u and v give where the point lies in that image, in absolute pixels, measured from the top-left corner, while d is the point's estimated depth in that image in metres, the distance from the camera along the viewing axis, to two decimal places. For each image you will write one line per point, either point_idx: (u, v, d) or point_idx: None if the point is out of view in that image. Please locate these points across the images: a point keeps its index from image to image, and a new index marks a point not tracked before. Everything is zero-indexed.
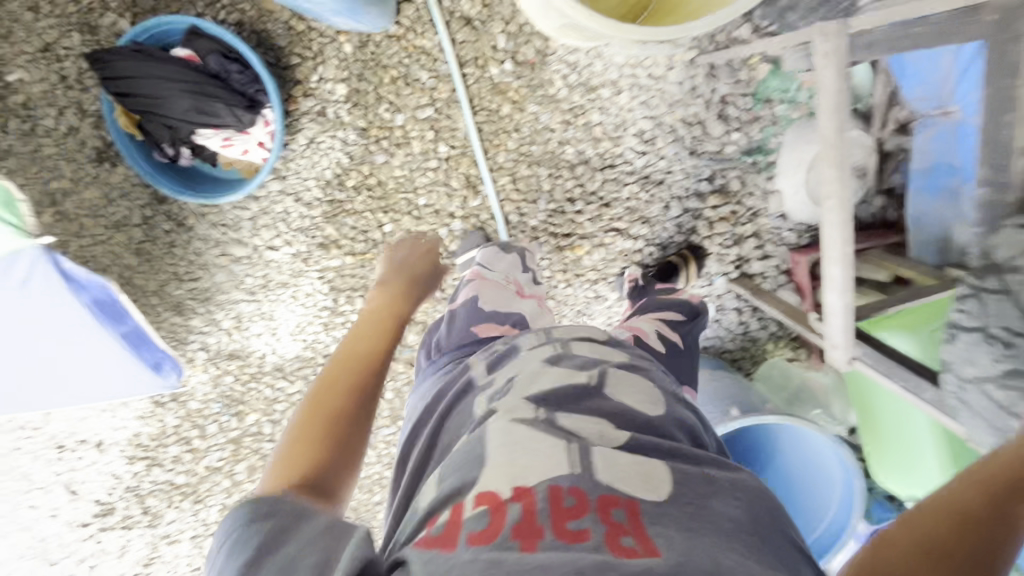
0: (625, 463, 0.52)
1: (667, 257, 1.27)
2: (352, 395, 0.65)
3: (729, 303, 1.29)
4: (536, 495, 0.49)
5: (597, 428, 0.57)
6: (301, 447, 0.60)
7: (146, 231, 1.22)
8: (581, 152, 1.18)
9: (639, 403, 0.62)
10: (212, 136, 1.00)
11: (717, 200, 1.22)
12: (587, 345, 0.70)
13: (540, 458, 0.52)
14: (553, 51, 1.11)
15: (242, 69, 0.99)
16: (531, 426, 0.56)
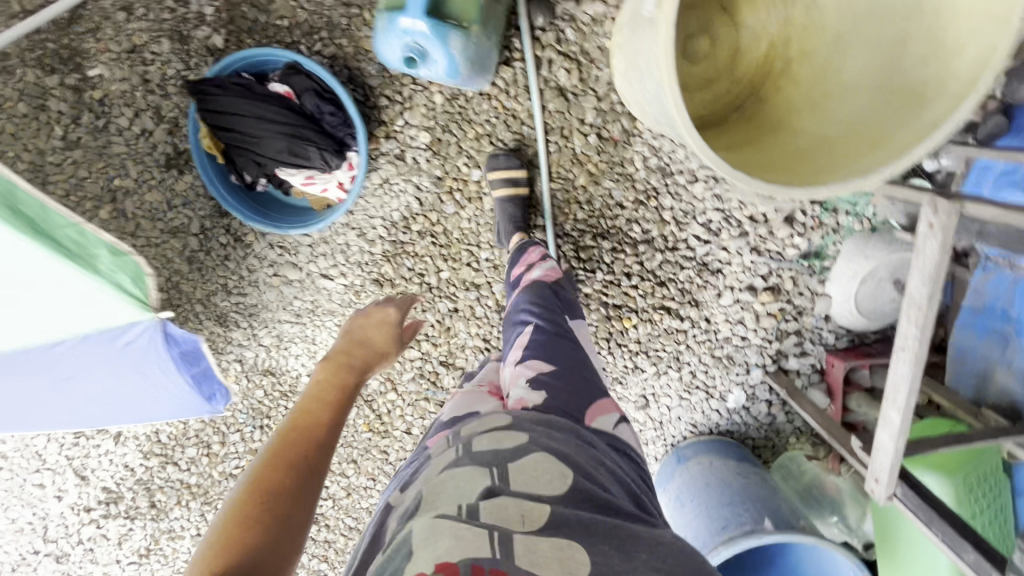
0: (545, 551, 0.53)
1: (709, 341, 1.29)
2: (289, 479, 0.59)
3: (761, 394, 1.32)
4: (456, 570, 0.48)
5: (522, 510, 0.57)
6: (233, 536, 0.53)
7: (201, 242, 1.20)
8: (646, 231, 1.20)
9: (546, 487, 0.61)
10: (296, 174, 0.99)
11: (768, 296, 1.25)
12: (474, 427, 0.71)
13: (465, 535, 0.52)
14: (638, 134, 1.12)
15: (335, 110, 0.98)
16: (452, 521, 0.55)
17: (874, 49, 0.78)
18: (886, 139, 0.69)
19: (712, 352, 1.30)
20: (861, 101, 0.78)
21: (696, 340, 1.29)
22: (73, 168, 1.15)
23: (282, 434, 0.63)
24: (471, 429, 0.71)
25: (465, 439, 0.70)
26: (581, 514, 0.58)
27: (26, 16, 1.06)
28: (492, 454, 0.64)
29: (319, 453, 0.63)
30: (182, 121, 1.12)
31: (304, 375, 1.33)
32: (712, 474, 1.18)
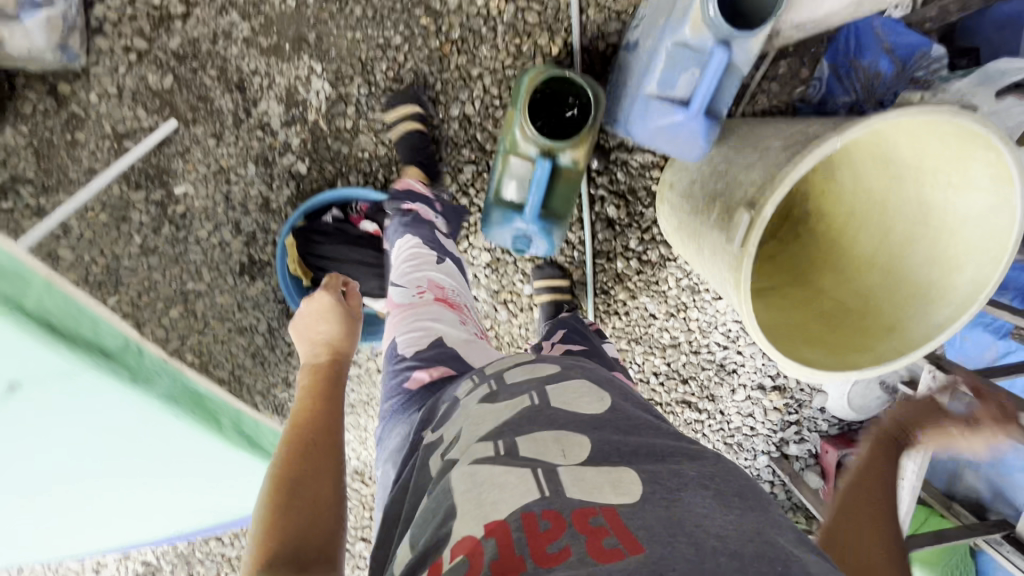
0: (590, 476, 0.53)
1: (722, 429, 1.47)
2: (304, 479, 0.64)
3: (765, 475, 1.50)
4: (509, 524, 0.48)
5: (558, 442, 0.58)
6: (268, 543, 0.58)
7: (267, 339, 1.29)
8: (674, 338, 1.36)
9: (582, 404, 0.65)
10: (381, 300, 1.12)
11: (775, 394, 1.42)
12: (510, 372, 0.73)
13: (506, 479, 0.53)
14: (673, 259, 1.27)
15: None
16: (491, 462, 0.56)
17: (885, 230, 0.95)
18: (897, 325, 0.87)
19: (724, 438, 1.48)
20: (872, 275, 0.96)
21: (710, 428, 1.47)
22: (147, 272, 1.21)
23: (283, 449, 0.68)
24: (505, 378, 0.72)
25: (499, 387, 0.71)
26: (614, 438, 0.59)
27: (117, 137, 1.12)
28: (510, 406, 0.65)
29: (326, 445, 0.69)
30: (259, 233, 1.20)
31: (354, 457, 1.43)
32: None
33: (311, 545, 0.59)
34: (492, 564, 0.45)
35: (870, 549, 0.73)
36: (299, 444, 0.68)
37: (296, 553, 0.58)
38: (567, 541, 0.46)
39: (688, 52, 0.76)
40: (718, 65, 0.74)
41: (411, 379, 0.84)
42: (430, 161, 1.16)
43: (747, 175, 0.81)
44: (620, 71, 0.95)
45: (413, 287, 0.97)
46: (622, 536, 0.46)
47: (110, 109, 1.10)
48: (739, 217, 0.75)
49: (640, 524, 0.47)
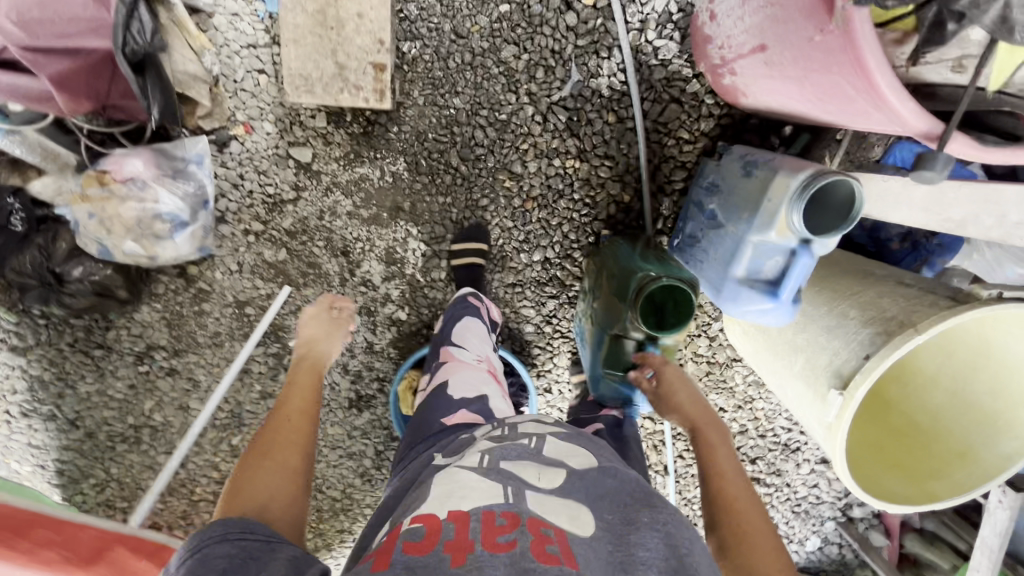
0: (554, 504, 0.64)
1: (790, 500, 1.58)
2: (276, 460, 0.79)
3: (833, 537, 1.62)
4: (470, 516, 0.60)
5: (540, 471, 0.70)
6: (230, 496, 0.72)
7: (374, 460, 1.41)
8: (742, 425, 1.47)
9: (581, 462, 0.73)
10: None
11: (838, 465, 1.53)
12: (522, 423, 0.82)
13: (473, 493, 0.64)
14: (739, 359, 1.39)
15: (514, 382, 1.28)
16: (480, 474, 0.68)
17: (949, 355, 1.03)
18: (968, 452, 0.98)
19: (792, 507, 1.59)
20: (937, 392, 1.05)
21: (779, 499, 1.58)
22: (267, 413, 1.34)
23: (261, 437, 0.83)
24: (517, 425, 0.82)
25: (510, 430, 0.80)
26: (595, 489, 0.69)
27: (239, 304, 1.25)
28: (518, 445, 0.75)
29: (290, 427, 0.84)
30: (365, 372, 1.33)
31: None
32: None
33: (278, 507, 0.72)
34: (448, 543, 0.57)
35: (760, 539, 0.71)
36: (272, 434, 0.83)
37: (258, 505, 0.71)
38: (516, 536, 0.57)
39: (773, 250, 0.87)
40: (802, 267, 0.85)
41: (445, 420, 0.89)
42: (515, 298, 1.28)
43: (829, 343, 0.91)
44: (698, 234, 1.07)
45: (473, 349, 1.08)
46: (563, 547, 0.57)
47: (233, 282, 1.23)
48: (830, 395, 0.85)
49: (585, 553, 0.58)
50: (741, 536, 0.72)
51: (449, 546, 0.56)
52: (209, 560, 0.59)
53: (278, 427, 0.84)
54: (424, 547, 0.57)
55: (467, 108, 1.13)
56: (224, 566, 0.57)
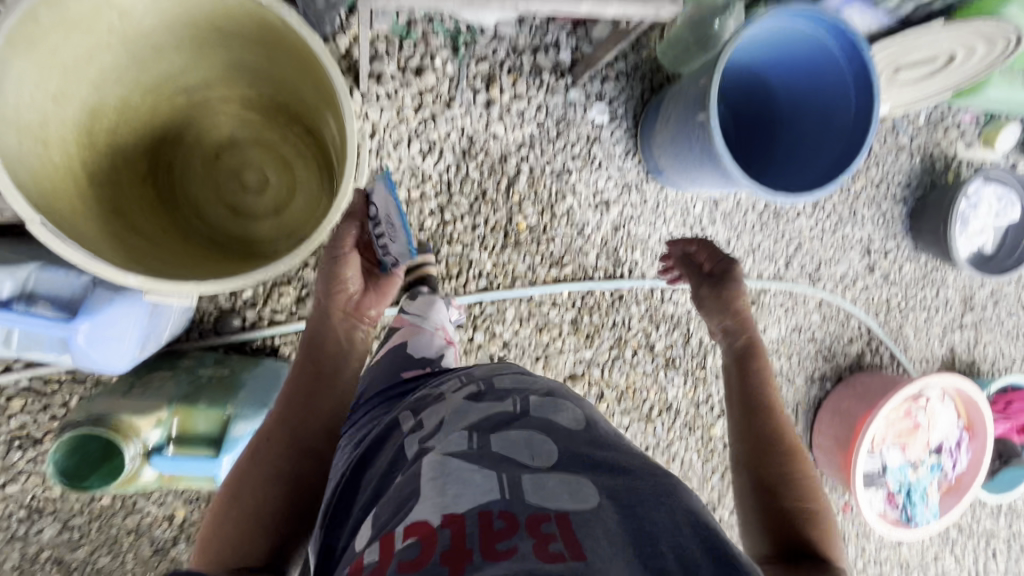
0: (551, 484, 0.59)
1: (551, 158, 1.32)
2: (276, 484, 0.75)
3: (599, 91, 1.32)
4: (469, 517, 0.55)
5: (566, 488, 0.59)
6: (209, 531, 0.74)
7: None
8: (437, 216, 1.26)
9: (575, 494, 0.58)
10: None
11: (506, 96, 1.26)
12: (538, 397, 0.75)
13: (553, 482, 0.59)
14: None
15: None
16: (462, 456, 0.64)
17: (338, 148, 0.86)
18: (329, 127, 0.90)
19: (554, 138, 1.31)
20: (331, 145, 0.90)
21: (537, 155, 1.31)
22: None
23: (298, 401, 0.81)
24: (495, 383, 0.80)
25: (521, 410, 0.72)
26: (587, 460, 0.63)
27: None
28: (499, 413, 0.72)
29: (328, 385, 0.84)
30: None
31: None
32: (670, 125, 1.17)
33: (262, 547, 0.72)
34: (445, 554, 0.52)
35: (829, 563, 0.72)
36: (270, 438, 0.79)
37: (240, 490, 0.75)
38: (513, 539, 0.52)
39: (68, 274, 0.75)
40: (98, 313, 0.73)
41: (401, 374, 0.94)
42: None
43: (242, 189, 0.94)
44: None
45: (421, 307, 1.14)
46: (566, 540, 0.52)
47: None
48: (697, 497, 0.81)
49: (588, 533, 0.53)
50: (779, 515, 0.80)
51: (445, 556, 0.51)
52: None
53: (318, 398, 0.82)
54: (423, 560, 0.52)
55: (18, 545, 1.09)
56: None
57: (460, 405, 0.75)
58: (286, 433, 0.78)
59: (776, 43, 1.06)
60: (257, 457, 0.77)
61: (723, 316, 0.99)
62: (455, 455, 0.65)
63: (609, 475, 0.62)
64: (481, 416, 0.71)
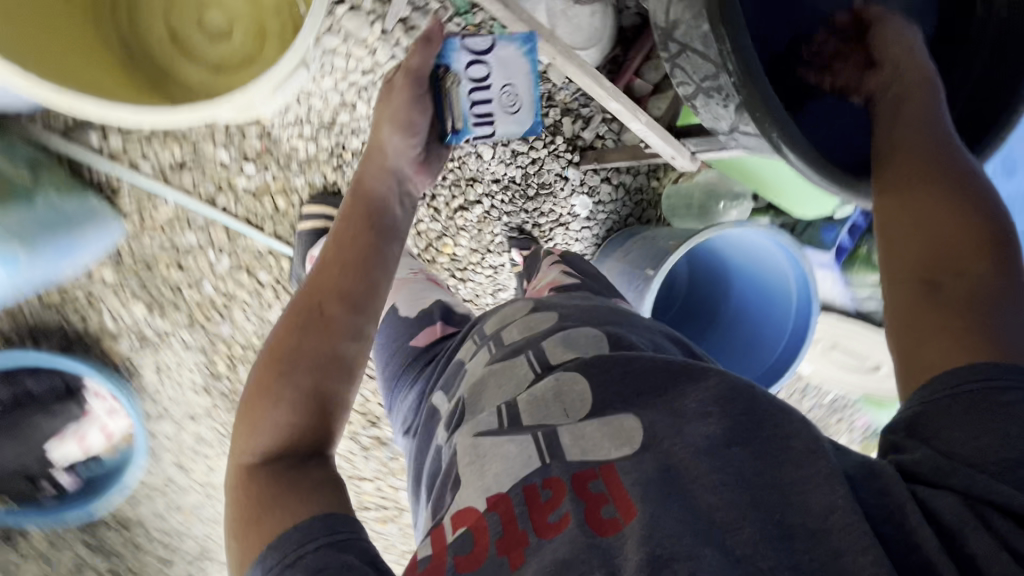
0: (593, 431, 0.53)
1: (511, 208, 1.24)
2: (295, 362, 0.63)
3: (594, 181, 1.25)
4: (514, 497, 0.50)
5: (604, 432, 0.53)
6: (253, 423, 0.60)
7: (105, 555, 1.17)
8: None
9: (613, 436, 0.53)
10: (64, 445, 0.99)
11: None
12: (551, 340, 0.66)
13: (589, 429, 0.53)
14: (272, 127, 1.05)
15: (33, 372, 0.95)
16: (495, 433, 0.55)
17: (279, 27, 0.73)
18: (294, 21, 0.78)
19: (528, 196, 1.24)
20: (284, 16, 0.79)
21: (504, 200, 1.23)
22: None
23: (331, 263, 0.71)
24: (503, 337, 0.71)
25: (542, 368, 0.63)
26: (615, 387, 0.57)
27: None
28: (516, 382, 0.63)
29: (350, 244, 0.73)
30: None
31: None
32: (624, 260, 1.13)
33: (310, 438, 0.60)
34: (499, 543, 0.47)
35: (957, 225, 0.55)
36: (311, 303, 0.68)
37: (285, 357, 0.64)
38: (564, 508, 0.48)
39: None
40: None
41: (414, 341, 0.89)
42: None
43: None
44: None
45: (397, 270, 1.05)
46: (619, 500, 0.48)
47: None
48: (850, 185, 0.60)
49: (635, 479, 0.49)
50: (935, 255, 0.55)
51: (501, 545, 0.47)
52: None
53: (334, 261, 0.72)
54: (480, 558, 0.47)
55: None
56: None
57: (481, 363, 0.69)
58: (333, 299, 0.69)
59: (752, 257, 1.04)
60: (294, 324, 0.66)
61: (898, 95, 0.60)
62: (487, 434, 0.56)
63: (648, 394, 0.56)
64: (502, 379, 0.64)
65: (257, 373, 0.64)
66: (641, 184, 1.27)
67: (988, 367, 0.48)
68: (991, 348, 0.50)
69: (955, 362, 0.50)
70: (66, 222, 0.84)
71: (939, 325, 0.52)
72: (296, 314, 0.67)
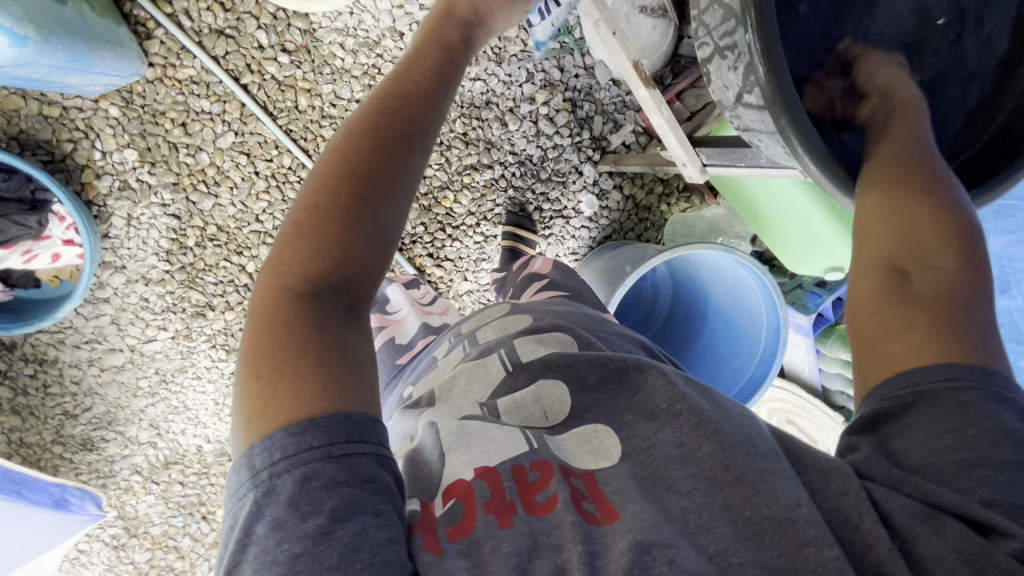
0: (575, 441, 0.51)
1: (518, 185, 1.24)
2: (351, 182, 0.48)
3: (607, 185, 1.25)
4: (502, 472, 0.47)
5: (591, 449, 0.50)
6: (300, 244, 0.47)
7: (11, 386, 1.14)
8: None
9: (597, 452, 0.49)
10: (9, 254, 0.99)
11: (546, 95, 1.17)
12: (522, 339, 0.64)
13: (572, 442, 0.51)
14: (318, 25, 1.06)
15: (6, 176, 0.95)
16: (482, 418, 0.53)
17: None
18: None
19: (540, 178, 1.24)
20: None
21: (516, 174, 1.23)
22: None
23: (409, 85, 0.53)
24: (480, 336, 0.68)
25: (514, 367, 0.60)
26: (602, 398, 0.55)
27: None
28: (487, 382, 0.59)
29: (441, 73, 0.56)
30: None
31: (205, 443, 1.26)
32: (609, 261, 1.12)
33: (361, 281, 0.48)
34: (487, 505, 0.44)
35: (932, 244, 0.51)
36: (401, 124, 0.51)
37: (355, 180, 0.48)
38: (555, 489, 0.45)
39: None
40: None
41: (399, 359, 0.85)
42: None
43: None
44: None
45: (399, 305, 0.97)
46: (598, 499, 0.45)
47: None
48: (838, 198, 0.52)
49: (618, 484, 0.46)
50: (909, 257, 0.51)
51: (490, 507, 0.44)
52: (306, 474, 0.40)
53: (416, 80, 0.54)
54: (469, 528, 0.43)
55: None
56: (316, 526, 0.39)
57: (456, 360, 0.66)
58: (427, 135, 0.52)
59: (730, 292, 1.04)
60: (370, 140, 0.49)
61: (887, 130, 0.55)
62: (471, 417, 0.53)
63: (624, 397, 0.54)
64: (475, 373, 0.61)
65: (313, 184, 0.48)
66: (651, 203, 1.27)
67: (959, 366, 0.46)
68: (965, 341, 0.46)
69: (919, 359, 0.47)
70: (88, 33, 0.85)
71: (939, 327, 0.47)
72: (379, 125, 0.50)
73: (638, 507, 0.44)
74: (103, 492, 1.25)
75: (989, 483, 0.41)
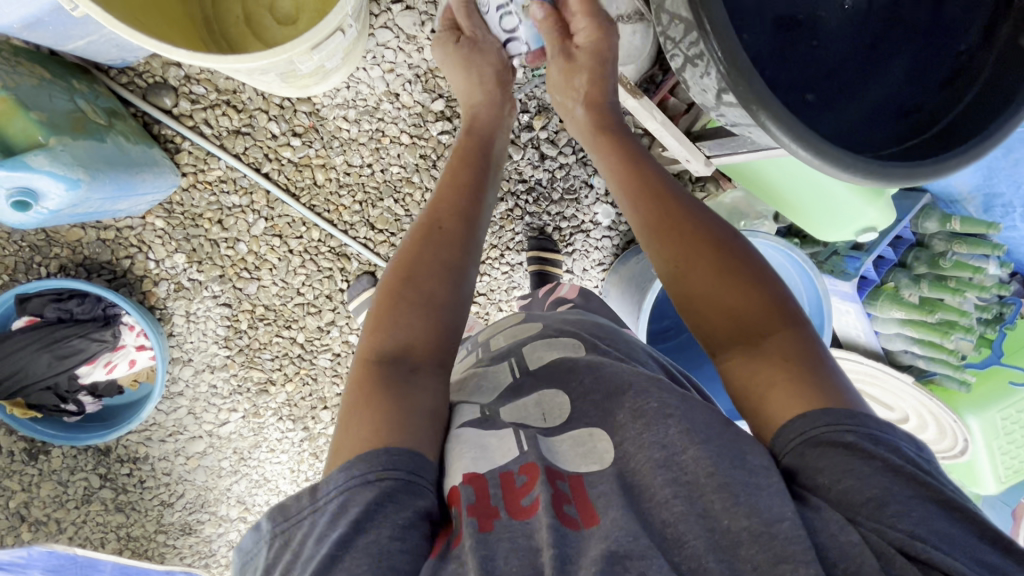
0: (565, 443, 0.54)
1: (535, 211, 1.27)
2: (414, 266, 0.61)
3: None
4: (491, 479, 0.50)
5: (576, 449, 0.53)
6: (376, 324, 0.59)
7: (112, 487, 1.24)
8: (405, 164, 1.19)
9: (585, 454, 0.52)
10: (94, 368, 1.10)
11: (542, 120, 1.21)
12: (530, 344, 0.67)
13: (562, 445, 0.53)
14: (321, 105, 1.14)
15: (80, 300, 1.06)
16: (477, 424, 0.56)
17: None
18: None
19: (552, 200, 1.27)
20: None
21: (528, 201, 1.27)
22: None
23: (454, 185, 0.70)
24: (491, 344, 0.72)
25: (521, 373, 0.63)
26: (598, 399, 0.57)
27: None
28: (495, 386, 0.63)
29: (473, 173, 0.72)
30: None
31: None
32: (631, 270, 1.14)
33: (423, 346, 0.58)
34: (470, 508, 0.48)
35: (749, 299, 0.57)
36: (445, 216, 0.66)
37: (419, 265, 0.62)
38: (538, 492, 0.48)
39: None
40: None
41: None
42: (54, 230, 1.11)
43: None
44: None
45: None
46: (580, 503, 0.48)
47: None
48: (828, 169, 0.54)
49: (602, 488, 0.49)
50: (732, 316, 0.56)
51: (474, 512, 0.48)
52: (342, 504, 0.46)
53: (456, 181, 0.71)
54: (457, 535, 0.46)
55: None
56: (326, 552, 0.43)
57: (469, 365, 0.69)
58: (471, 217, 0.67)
59: None
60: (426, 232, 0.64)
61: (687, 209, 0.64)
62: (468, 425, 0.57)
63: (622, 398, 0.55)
64: (483, 379, 0.64)
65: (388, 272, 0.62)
66: None
67: (834, 410, 0.49)
68: (828, 388, 0.50)
69: (803, 411, 0.49)
70: (128, 162, 0.95)
71: (779, 380, 0.52)
72: (431, 221, 0.66)
73: (615, 513, 0.46)
74: (207, 571, 1.33)
75: (909, 517, 0.42)
